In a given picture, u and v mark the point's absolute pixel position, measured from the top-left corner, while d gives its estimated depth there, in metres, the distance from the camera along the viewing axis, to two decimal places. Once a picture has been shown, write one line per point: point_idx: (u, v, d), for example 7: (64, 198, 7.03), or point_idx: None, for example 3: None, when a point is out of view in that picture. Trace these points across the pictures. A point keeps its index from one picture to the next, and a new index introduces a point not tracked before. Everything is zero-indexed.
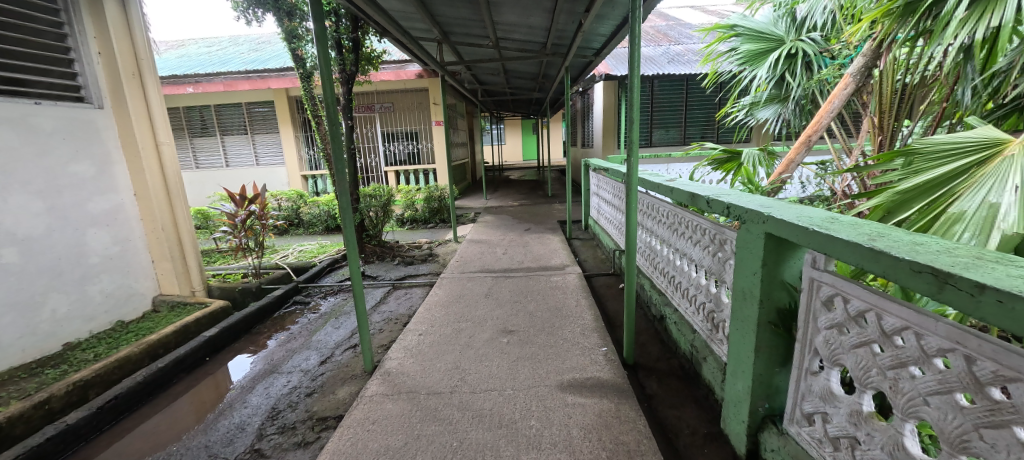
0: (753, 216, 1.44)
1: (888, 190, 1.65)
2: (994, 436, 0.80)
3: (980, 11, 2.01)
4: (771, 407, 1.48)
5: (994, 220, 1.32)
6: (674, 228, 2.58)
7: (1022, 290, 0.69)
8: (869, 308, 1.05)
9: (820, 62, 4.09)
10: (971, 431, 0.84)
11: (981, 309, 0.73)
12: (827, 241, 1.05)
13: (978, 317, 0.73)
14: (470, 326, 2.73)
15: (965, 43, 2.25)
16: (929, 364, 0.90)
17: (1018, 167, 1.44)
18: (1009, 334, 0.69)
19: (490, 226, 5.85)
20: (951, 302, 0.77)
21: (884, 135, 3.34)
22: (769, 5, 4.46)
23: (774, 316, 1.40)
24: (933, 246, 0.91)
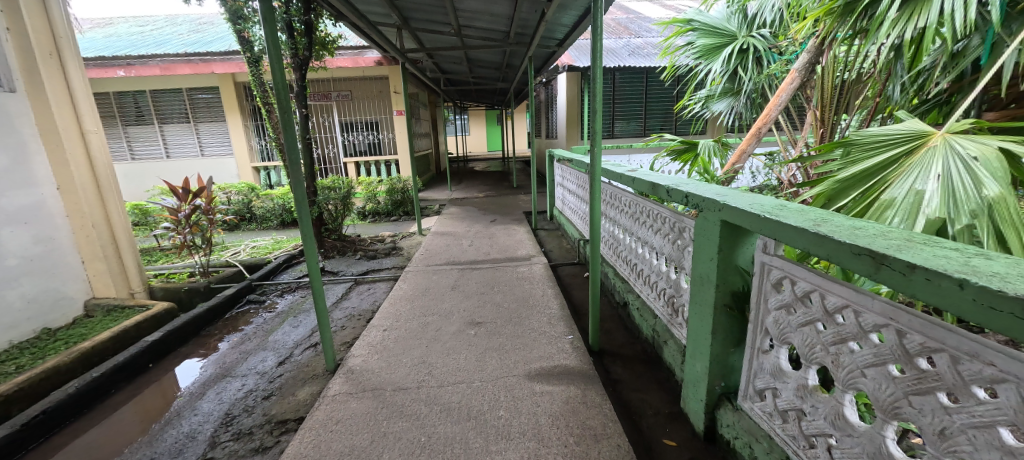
0: (709, 205, 1.49)
1: (829, 181, 1.76)
2: (920, 401, 0.87)
3: (909, 13, 2.16)
4: (727, 385, 1.57)
5: (919, 206, 1.45)
6: (636, 217, 2.65)
7: (947, 268, 0.74)
8: (813, 289, 1.12)
9: (768, 58, 4.28)
10: (901, 398, 0.90)
11: (913, 286, 0.78)
12: (778, 227, 1.10)
13: (910, 293, 0.78)
14: (437, 319, 2.70)
15: (896, 42, 2.41)
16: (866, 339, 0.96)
17: (940, 157, 1.57)
18: (936, 309, 0.75)
19: (455, 218, 5.79)
20: (886, 281, 0.83)
21: (825, 127, 3.58)
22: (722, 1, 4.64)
23: (729, 299, 1.47)
24: (870, 230, 0.97)
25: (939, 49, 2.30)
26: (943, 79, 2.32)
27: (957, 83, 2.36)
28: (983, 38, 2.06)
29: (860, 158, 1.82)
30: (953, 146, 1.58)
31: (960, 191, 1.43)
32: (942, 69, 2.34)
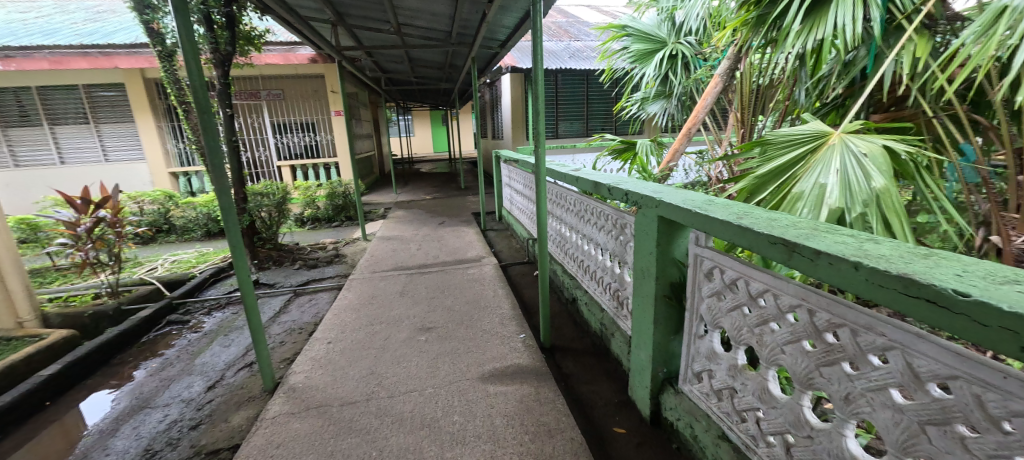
0: (647, 202, 1.59)
1: (749, 177, 1.93)
2: (829, 372, 0.95)
3: (809, 27, 2.43)
4: (669, 371, 1.67)
5: (822, 198, 1.63)
6: (581, 215, 2.74)
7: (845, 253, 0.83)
8: (739, 276, 1.22)
9: (695, 63, 4.60)
10: (814, 370, 0.99)
11: (818, 269, 0.86)
12: (707, 221, 1.20)
13: (818, 277, 0.86)
14: (385, 327, 2.63)
15: (800, 52, 2.68)
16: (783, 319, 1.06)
17: (838, 154, 1.76)
18: (837, 290, 0.83)
19: (401, 221, 5.65)
20: (797, 266, 0.91)
21: (746, 128, 3.92)
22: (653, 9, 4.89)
23: (668, 289, 1.57)
24: (784, 221, 1.08)
25: (835, 59, 2.59)
26: (838, 84, 2.63)
27: (850, 89, 2.67)
28: (869, 50, 2.35)
29: (775, 156, 2.01)
30: (848, 144, 1.79)
31: (854, 183, 1.63)
32: (837, 76, 2.63)
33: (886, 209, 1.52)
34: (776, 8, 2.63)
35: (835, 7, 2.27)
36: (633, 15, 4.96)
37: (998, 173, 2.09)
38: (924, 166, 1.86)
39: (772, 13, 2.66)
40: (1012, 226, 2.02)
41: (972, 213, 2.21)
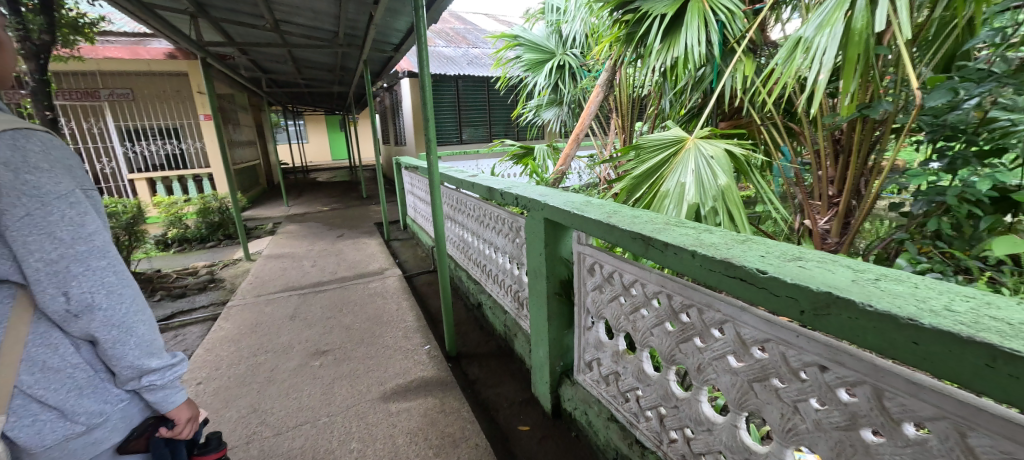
0: (534, 205, 1.66)
1: (628, 177, 2.15)
2: (685, 348, 1.07)
3: (667, 46, 2.77)
4: (565, 364, 1.76)
5: (683, 195, 1.88)
6: (480, 220, 2.77)
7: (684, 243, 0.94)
8: (614, 269, 1.33)
9: (580, 74, 4.96)
10: (674, 348, 1.10)
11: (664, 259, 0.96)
12: (583, 221, 1.29)
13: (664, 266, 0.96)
14: (272, 356, 2.38)
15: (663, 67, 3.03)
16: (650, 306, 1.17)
17: (693, 156, 2.04)
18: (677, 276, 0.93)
19: (291, 237, 5.17)
20: None
21: (625, 133, 4.35)
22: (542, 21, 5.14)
23: (558, 287, 1.66)
24: (645, 217, 1.19)
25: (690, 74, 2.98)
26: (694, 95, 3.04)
27: (703, 99, 3.10)
28: (714, 68, 2.77)
29: (647, 158, 2.25)
30: (699, 148, 2.07)
31: (706, 181, 1.90)
32: (693, 88, 3.04)
33: (729, 204, 1.82)
34: (641, 27, 2.95)
35: (685, 30, 2.60)
36: (525, 26, 5.16)
37: (807, 168, 2.60)
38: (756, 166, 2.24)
39: (637, 31, 2.97)
40: (818, 210, 2.54)
41: (793, 200, 2.72)
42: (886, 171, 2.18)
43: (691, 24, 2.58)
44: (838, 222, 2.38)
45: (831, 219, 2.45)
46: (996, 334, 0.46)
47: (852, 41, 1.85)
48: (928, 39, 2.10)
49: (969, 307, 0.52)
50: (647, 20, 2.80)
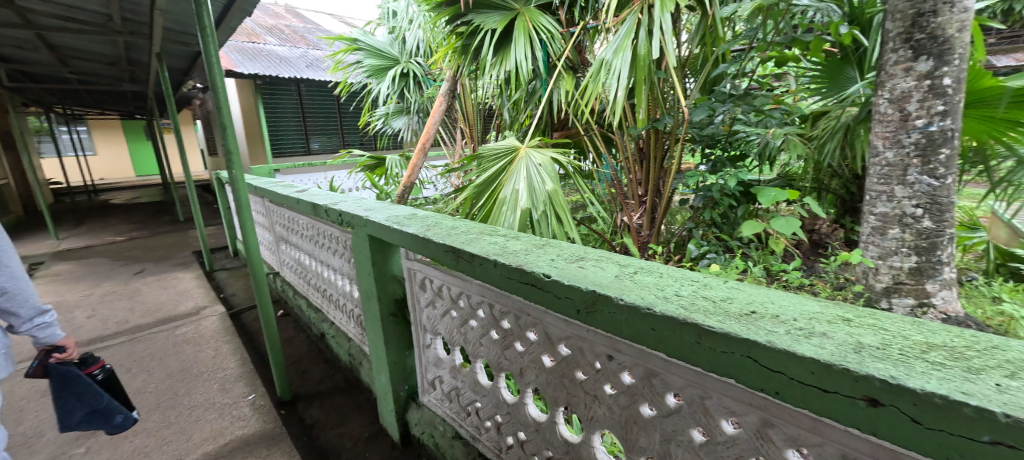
0: (357, 221, 1.53)
1: (469, 187, 2.12)
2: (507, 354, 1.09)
3: (499, 60, 2.86)
4: (411, 387, 1.67)
5: (517, 201, 1.94)
6: (315, 240, 2.48)
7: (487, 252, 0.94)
8: (443, 283, 1.29)
9: (427, 83, 4.89)
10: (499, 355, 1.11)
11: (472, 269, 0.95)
12: (401, 236, 1.22)
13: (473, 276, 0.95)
14: (10, 451, 1.73)
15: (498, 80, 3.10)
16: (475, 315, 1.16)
17: (526, 164, 2.10)
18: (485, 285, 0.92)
19: (59, 279, 3.94)
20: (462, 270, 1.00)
21: (474, 142, 4.42)
22: (384, 27, 4.92)
23: (394, 307, 1.56)
24: (461, 227, 1.18)
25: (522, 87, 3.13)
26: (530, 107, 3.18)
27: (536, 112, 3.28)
28: (541, 82, 2.94)
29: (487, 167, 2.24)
30: (530, 158, 2.13)
31: (536, 187, 2.00)
32: (526, 100, 3.19)
33: (555, 207, 1.93)
34: (473, 41, 2.96)
35: (514, 47, 2.69)
36: (365, 30, 4.86)
37: (622, 171, 2.94)
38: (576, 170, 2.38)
39: (471, 44, 2.98)
40: (631, 208, 2.91)
41: (614, 201, 3.01)
42: (673, 172, 2.62)
43: (519, 42, 2.68)
44: (647, 216, 2.78)
45: (642, 214, 2.85)
46: (701, 313, 0.55)
47: (639, 65, 2.14)
48: (695, 65, 2.58)
49: (690, 291, 0.62)
50: (479, 35, 2.83)
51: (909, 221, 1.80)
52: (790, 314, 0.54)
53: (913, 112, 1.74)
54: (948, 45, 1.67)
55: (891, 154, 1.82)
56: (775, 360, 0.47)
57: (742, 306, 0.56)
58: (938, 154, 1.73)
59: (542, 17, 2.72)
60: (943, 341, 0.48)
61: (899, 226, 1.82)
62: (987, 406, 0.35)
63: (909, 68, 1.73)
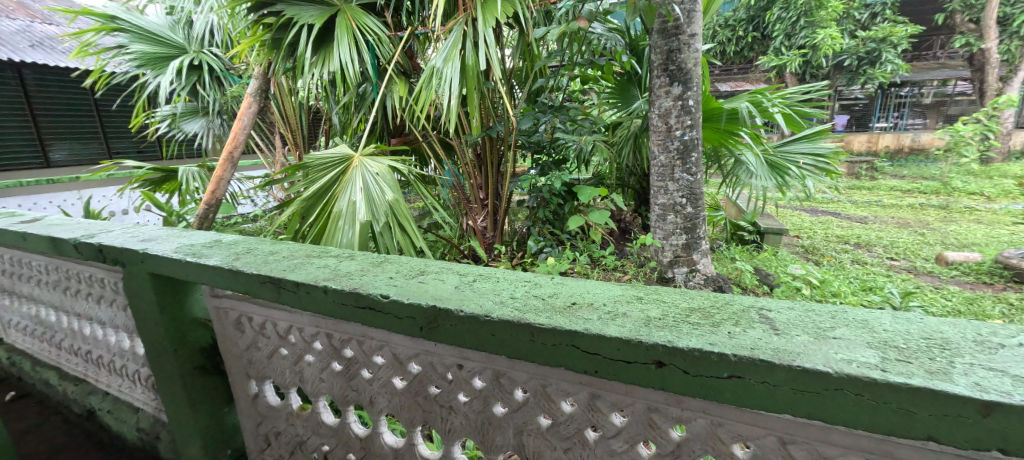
0: (129, 257, 1.16)
1: (295, 200, 1.76)
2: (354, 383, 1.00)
3: (320, 60, 2.54)
4: (236, 448, 1.36)
5: (355, 214, 1.69)
6: (56, 286, 1.57)
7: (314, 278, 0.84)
8: (266, 320, 1.10)
9: (228, 79, 4.06)
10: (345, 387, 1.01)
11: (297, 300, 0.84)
12: (201, 271, 0.99)
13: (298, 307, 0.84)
14: None
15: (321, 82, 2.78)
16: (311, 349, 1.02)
17: (361, 173, 1.86)
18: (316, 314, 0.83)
19: None
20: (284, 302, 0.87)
21: (300, 149, 3.66)
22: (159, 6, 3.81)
23: (199, 359, 1.26)
24: (282, 253, 1.04)
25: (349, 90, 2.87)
26: (360, 111, 2.93)
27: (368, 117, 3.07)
28: (372, 87, 2.74)
29: (317, 177, 1.88)
30: (365, 166, 1.90)
31: (375, 197, 1.77)
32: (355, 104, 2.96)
33: (399, 217, 1.73)
34: (286, 34, 2.50)
35: (336, 45, 2.40)
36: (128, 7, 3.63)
37: (463, 176, 2.98)
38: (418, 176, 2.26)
39: (283, 39, 2.52)
40: (475, 211, 2.98)
41: (457, 205, 3.07)
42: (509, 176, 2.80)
43: (341, 42, 2.42)
44: (489, 218, 2.92)
45: (486, 217, 2.98)
46: (532, 312, 0.61)
47: (468, 75, 2.21)
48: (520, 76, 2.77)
49: (523, 291, 0.68)
50: (292, 30, 2.41)
51: (678, 209, 2.31)
52: (600, 300, 0.64)
53: (673, 125, 2.24)
54: (688, 74, 2.19)
55: (663, 157, 2.30)
56: (595, 344, 0.54)
57: (565, 299, 0.64)
58: (691, 157, 2.26)
59: (366, 17, 2.52)
60: (699, 304, 0.63)
61: (673, 213, 2.33)
62: (725, 351, 0.48)
63: (668, 91, 2.22)
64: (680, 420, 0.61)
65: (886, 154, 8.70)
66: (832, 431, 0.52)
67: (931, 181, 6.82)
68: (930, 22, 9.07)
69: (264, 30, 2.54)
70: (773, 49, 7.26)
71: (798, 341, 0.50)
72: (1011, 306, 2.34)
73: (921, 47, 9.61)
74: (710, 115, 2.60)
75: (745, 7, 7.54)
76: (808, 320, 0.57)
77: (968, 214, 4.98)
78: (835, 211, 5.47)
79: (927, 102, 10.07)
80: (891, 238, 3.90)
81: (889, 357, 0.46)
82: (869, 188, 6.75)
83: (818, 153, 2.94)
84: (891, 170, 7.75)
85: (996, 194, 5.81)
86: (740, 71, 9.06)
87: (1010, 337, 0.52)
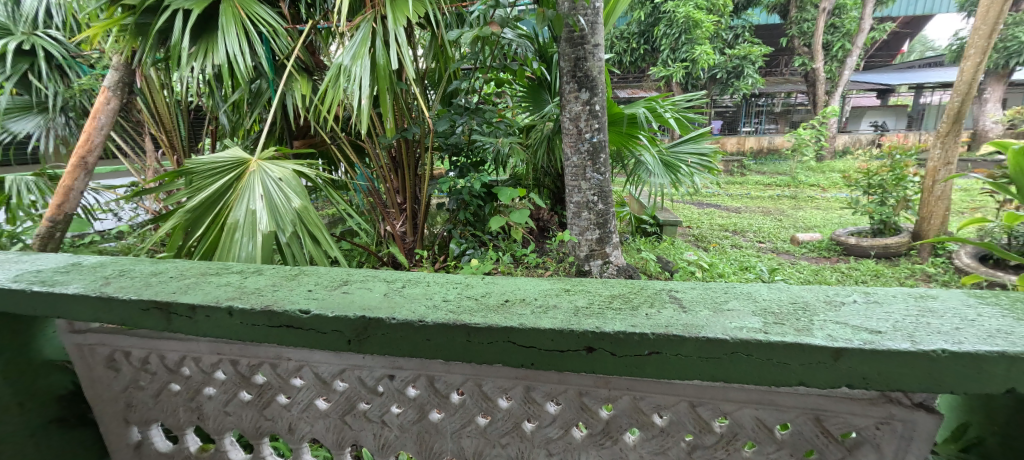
0: None
1: (177, 212, 1.53)
2: (271, 413, 0.85)
3: (202, 51, 2.24)
4: None
5: (255, 224, 1.53)
6: None
7: (220, 299, 0.69)
8: (147, 353, 0.85)
9: (76, 68, 3.40)
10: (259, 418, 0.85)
11: (200, 327, 0.69)
12: (52, 301, 0.77)
13: (203, 335, 0.69)
14: None
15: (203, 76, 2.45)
16: (210, 380, 0.83)
17: (260, 179, 1.70)
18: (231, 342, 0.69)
19: None
20: (180, 330, 0.71)
21: (178, 153, 3.16)
22: None
23: (53, 409, 0.95)
24: (169, 273, 0.85)
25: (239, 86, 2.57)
26: (254, 109, 2.64)
27: (265, 116, 2.79)
28: (268, 83, 2.49)
29: (203, 185, 1.67)
30: (265, 170, 1.74)
31: (279, 205, 1.62)
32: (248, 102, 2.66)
33: (308, 226, 1.60)
34: (157, 19, 2.17)
35: (221, 35, 2.14)
36: None
37: (378, 180, 2.89)
38: (328, 180, 2.12)
39: (152, 25, 2.18)
40: (393, 216, 2.91)
41: (373, 211, 2.95)
42: (428, 179, 2.76)
43: (227, 31, 2.15)
44: (409, 222, 2.85)
45: (405, 222, 2.89)
46: (467, 313, 0.62)
47: (379, 74, 2.13)
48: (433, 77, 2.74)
49: (456, 294, 0.69)
50: (161, 14, 2.09)
51: (592, 206, 2.47)
52: (531, 296, 0.67)
53: (583, 129, 2.39)
54: (592, 79, 2.34)
55: (575, 158, 2.45)
56: (542, 338, 0.56)
57: (497, 297, 0.66)
58: (600, 158, 2.44)
59: (257, 6, 2.27)
60: (618, 291, 0.69)
61: (587, 210, 2.49)
62: (645, 331, 0.54)
63: (577, 96, 2.37)
64: (608, 399, 0.66)
65: (750, 154, 10.17)
66: (729, 389, 0.62)
67: (784, 175, 8.14)
68: (776, 43, 10.82)
69: (124, 13, 2.17)
70: (660, 61, 8.08)
71: (701, 315, 0.58)
72: (845, 274, 2.90)
73: (772, 63, 11.43)
74: (613, 119, 2.82)
75: (636, 22, 8.29)
76: (707, 296, 0.66)
77: (810, 202, 6.06)
78: (715, 203, 6.27)
79: (778, 110, 12.00)
80: (758, 224, 4.59)
81: (769, 321, 0.56)
82: (740, 183, 7.84)
83: (701, 153, 3.35)
84: (755, 167, 9.09)
85: (828, 185, 7.13)
86: (634, 79, 9.90)
87: (846, 295, 0.66)
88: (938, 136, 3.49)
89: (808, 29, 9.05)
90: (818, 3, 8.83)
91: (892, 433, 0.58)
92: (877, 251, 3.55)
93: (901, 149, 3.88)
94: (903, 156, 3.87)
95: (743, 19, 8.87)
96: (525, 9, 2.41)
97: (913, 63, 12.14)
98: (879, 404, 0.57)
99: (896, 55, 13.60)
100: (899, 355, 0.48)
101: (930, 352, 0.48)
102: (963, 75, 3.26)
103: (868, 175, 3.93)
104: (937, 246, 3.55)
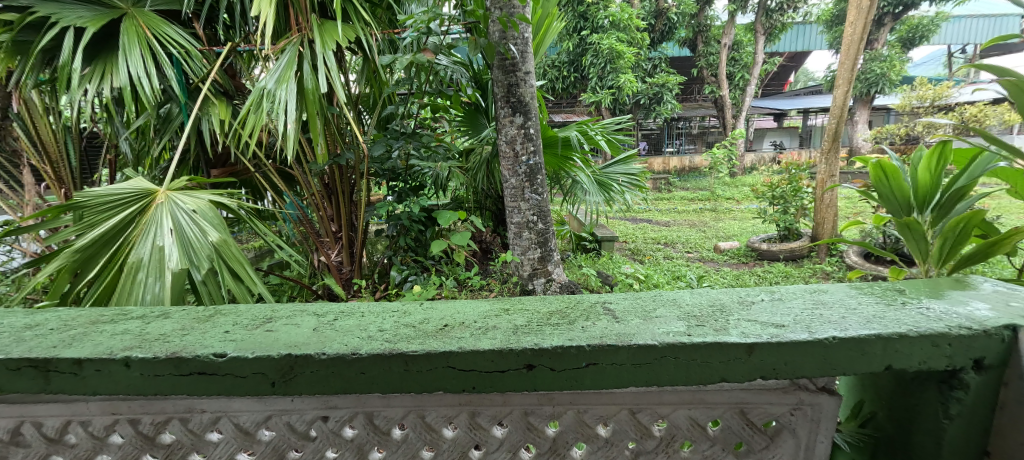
0: None
1: (63, 253, 1.32)
2: None
3: (100, 71, 2.03)
4: None
5: (163, 263, 1.37)
6: None
7: (115, 350, 0.61)
8: (19, 424, 0.70)
9: None
10: None
11: (89, 383, 0.59)
12: None
13: (91, 394, 0.60)
14: None
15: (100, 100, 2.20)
16: (104, 446, 0.71)
17: (169, 212, 1.55)
18: (130, 398, 0.60)
19: None
20: (64, 390, 0.60)
21: (67, 186, 2.73)
22: None
23: None
24: (49, 324, 0.73)
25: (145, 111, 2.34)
26: (159, 136, 2.39)
27: (176, 143, 2.55)
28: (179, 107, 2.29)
29: (97, 220, 1.46)
30: (175, 203, 1.59)
31: (192, 240, 1.48)
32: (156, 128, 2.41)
33: (227, 261, 1.47)
34: (42, 38, 1.94)
35: (123, 54, 1.96)
36: None
37: (309, 208, 2.73)
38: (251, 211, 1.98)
39: (36, 43, 1.94)
40: (328, 246, 2.76)
41: (306, 242, 2.79)
42: (364, 205, 2.65)
43: (130, 51, 1.97)
44: (345, 252, 2.72)
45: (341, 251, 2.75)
46: (403, 341, 0.59)
47: (308, 98, 2.05)
48: (367, 102, 2.69)
49: (392, 322, 0.66)
50: (47, 31, 1.88)
51: (532, 226, 2.52)
52: (470, 318, 0.66)
53: (519, 151, 2.45)
54: (525, 104, 2.42)
55: (513, 180, 2.50)
56: (487, 359, 0.56)
57: (436, 323, 0.65)
58: (538, 179, 2.51)
59: (166, 26, 2.11)
60: (556, 307, 0.71)
61: (528, 230, 2.53)
62: (582, 344, 0.55)
63: (512, 121, 2.43)
64: (553, 416, 0.67)
65: (675, 172, 10.97)
66: (663, 392, 0.65)
67: (704, 190, 8.84)
68: (689, 73, 11.99)
69: None
70: (589, 88, 8.55)
71: (632, 324, 0.61)
72: (761, 277, 3.18)
73: (687, 91, 12.60)
74: (548, 142, 2.94)
75: (566, 51, 8.81)
76: (637, 306, 0.70)
77: (728, 214, 6.64)
78: (647, 219, 6.65)
79: (695, 132, 13.18)
80: (686, 236, 4.92)
81: (692, 324, 0.60)
82: (668, 199, 8.41)
83: (630, 172, 3.57)
84: (680, 183, 9.79)
85: (742, 198, 7.87)
86: (567, 104, 10.40)
87: (756, 295, 0.73)
88: (822, 152, 4.02)
89: (714, 60, 10.10)
90: (720, 39, 9.96)
91: (804, 417, 0.65)
92: (785, 254, 3.96)
93: (796, 165, 4.42)
94: (797, 171, 4.41)
95: (659, 52, 9.74)
96: (458, 36, 2.47)
97: (799, 92, 14.00)
98: (790, 391, 0.64)
99: (785, 84, 15.54)
100: (799, 344, 0.54)
101: (824, 340, 0.54)
102: (836, 101, 3.80)
103: (771, 188, 4.40)
104: (832, 247, 4.03)
